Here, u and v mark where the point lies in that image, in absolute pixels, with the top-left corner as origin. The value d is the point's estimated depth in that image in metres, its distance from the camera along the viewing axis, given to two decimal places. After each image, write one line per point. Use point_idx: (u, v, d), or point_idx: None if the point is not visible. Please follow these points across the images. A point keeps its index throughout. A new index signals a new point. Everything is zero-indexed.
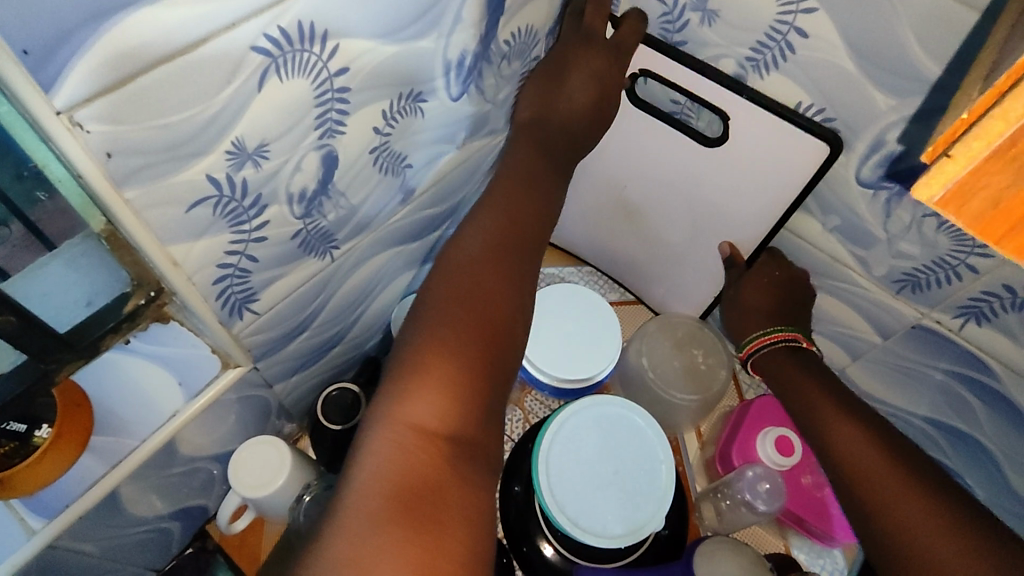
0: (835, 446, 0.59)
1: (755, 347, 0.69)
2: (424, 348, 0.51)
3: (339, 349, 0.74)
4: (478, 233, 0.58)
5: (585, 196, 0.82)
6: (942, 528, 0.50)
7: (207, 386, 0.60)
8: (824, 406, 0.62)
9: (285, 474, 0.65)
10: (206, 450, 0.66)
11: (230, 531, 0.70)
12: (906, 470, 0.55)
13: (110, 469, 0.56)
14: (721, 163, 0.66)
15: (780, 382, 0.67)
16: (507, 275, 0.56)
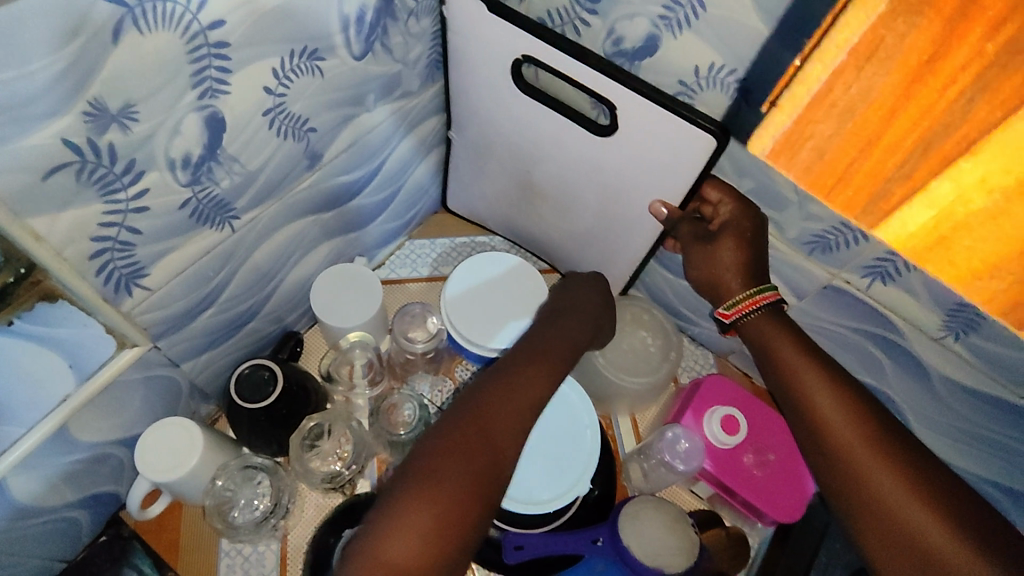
0: (806, 403, 0.57)
1: (747, 310, 0.62)
2: (435, 481, 0.50)
3: (254, 324, 0.71)
4: (529, 375, 0.60)
5: (487, 170, 0.80)
6: (903, 479, 0.50)
7: (102, 366, 0.56)
8: (802, 366, 0.58)
9: (197, 455, 0.62)
10: (109, 436, 0.62)
11: (144, 517, 0.67)
12: (869, 417, 0.54)
13: None
14: (615, 149, 0.65)
15: (761, 340, 0.62)
16: (517, 422, 0.57)
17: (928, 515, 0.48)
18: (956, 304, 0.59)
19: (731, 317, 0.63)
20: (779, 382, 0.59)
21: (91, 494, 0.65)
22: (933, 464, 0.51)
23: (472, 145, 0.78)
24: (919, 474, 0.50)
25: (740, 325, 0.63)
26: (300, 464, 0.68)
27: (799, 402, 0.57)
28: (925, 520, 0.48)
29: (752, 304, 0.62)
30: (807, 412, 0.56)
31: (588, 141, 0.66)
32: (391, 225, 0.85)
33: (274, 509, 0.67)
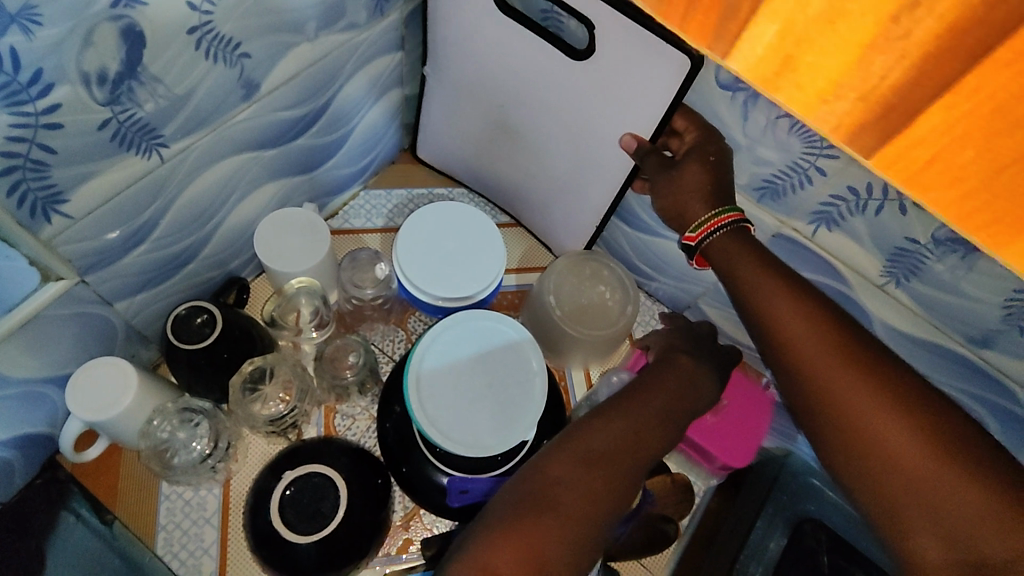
0: (768, 321, 0.55)
1: (711, 231, 0.60)
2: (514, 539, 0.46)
3: (195, 266, 0.69)
4: (627, 418, 0.54)
5: (460, 109, 0.79)
6: (863, 388, 0.49)
7: (24, 301, 0.54)
8: (771, 287, 0.56)
9: (131, 397, 0.61)
10: (38, 374, 0.60)
11: (81, 460, 0.66)
12: (831, 327, 0.53)
13: None
14: (589, 79, 0.63)
15: (727, 263, 0.60)
16: (619, 479, 0.51)
17: (888, 417, 0.48)
18: (898, 249, 0.60)
19: (695, 241, 0.62)
20: (741, 301, 0.58)
21: (23, 435, 0.63)
22: (892, 366, 0.51)
23: (449, 79, 0.76)
24: (881, 379, 0.50)
25: (704, 249, 0.62)
26: (240, 408, 0.67)
27: (761, 318, 0.56)
28: (882, 423, 0.48)
29: (718, 225, 0.61)
30: (772, 328, 0.55)
31: (560, 66, 0.65)
32: (344, 171, 0.83)
33: (214, 451, 0.66)
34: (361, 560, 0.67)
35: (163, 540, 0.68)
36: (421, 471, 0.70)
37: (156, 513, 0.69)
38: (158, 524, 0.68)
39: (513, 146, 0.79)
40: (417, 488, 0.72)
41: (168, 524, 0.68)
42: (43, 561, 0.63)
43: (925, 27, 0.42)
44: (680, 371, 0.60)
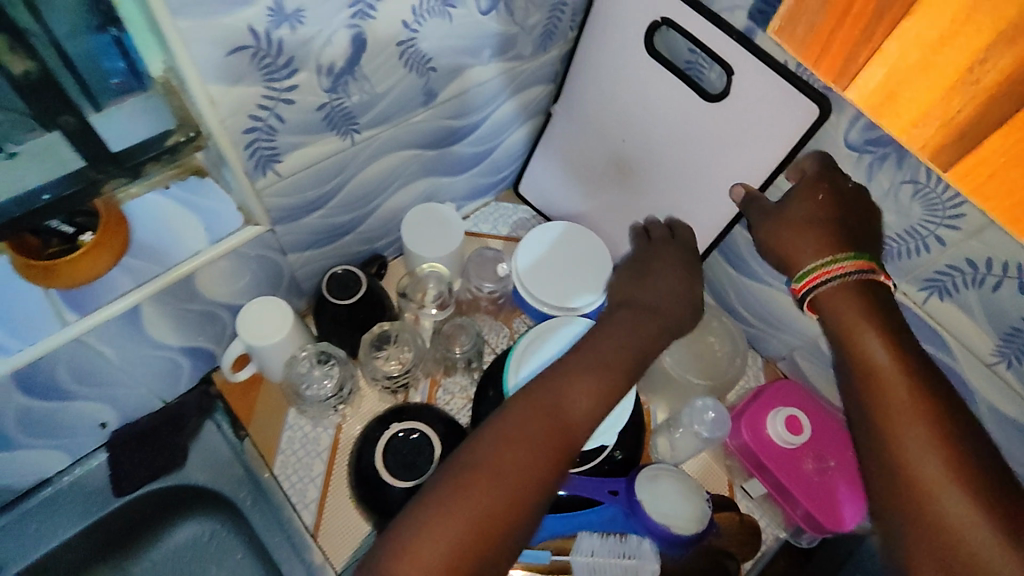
0: (863, 376, 0.53)
1: (818, 283, 0.58)
2: (453, 510, 0.52)
3: (350, 239, 0.82)
4: (544, 389, 0.59)
5: (583, 145, 0.87)
6: (946, 462, 0.47)
7: (229, 236, 0.66)
8: (868, 336, 0.54)
9: (287, 329, 0.73)
10: (221, 299, 0.72)
11: (233, 378, 0.78)
12: (935, 395, 0.50)
13: (135, 287, 0.62)
14: (717, 120, 0.70)
15: (838, 319, 0.56)
16: (546, 446, 0.56)
17: (964, 500, 0.45)
18: (1012, 327, 0.60)
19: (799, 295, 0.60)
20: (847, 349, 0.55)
21: (195, 348, 0.76)
22: (980, 448, 0.47)
23: (574, 116, 0.85)
24: (963, 458, 0.46)
25: (811, 300, 0.59)
26: (364, 363, 0.78)
27: (852, 367, 0.54)
28: (956, 503, 0.45)
29: (820, 279, 0.58)
30: (863, 373, 0.53)
31: (693, 113, 0.71)
32: (482, 181, 0.94)
33: (337, 395, 0.78)
34: None
35: (280, 462, 0.77)
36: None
37: (280, 437, 0.78)
38: (279, 447, 0.77)
39: (627, 193, 0.85)
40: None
41: (286, 449, 0.77)
42: (184, 456, 0.78)
43: (990, 78, 0.38)
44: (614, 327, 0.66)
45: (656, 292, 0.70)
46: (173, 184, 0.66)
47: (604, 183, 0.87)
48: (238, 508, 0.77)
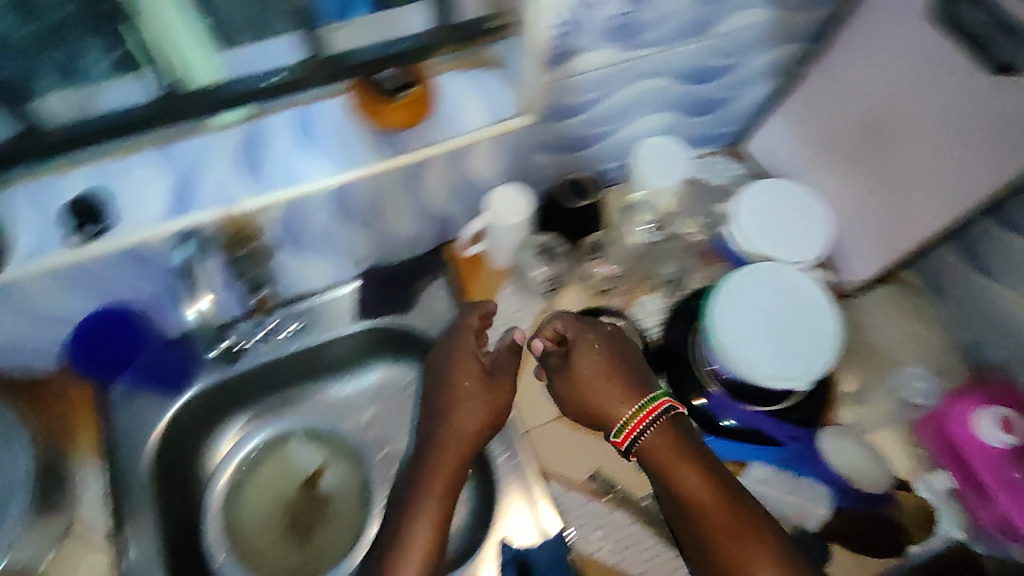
0: (676, 482, 0.69)
1: (636, 429, 0.72)
2: (419, 539, 0.70)
3: (585, 154, 0.89)
4: (451, 437, 0.75)
5: (836, 110, 0.86)
6: (754, 554, 0.64)
7: (503, 119, 0.75)
8: (670, 457, 0.70)
9: (526, 215, 0.83)
10: (480, 176, 0.82)
11: (463, 252, 0.90)
12: (718, 498, 0.68)
13: (427, 144, 0.74)
14: (994, 102, 0.66)
15: (655, 464, 0.71)
16: (461, 439, 0.75)
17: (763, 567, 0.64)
18: None
19: (624, 447, 0.73)
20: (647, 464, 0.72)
21: (442, 216, 0.87)
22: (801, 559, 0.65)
23: (831, 78, 0.85)
24: (773, 544, 0.65)
25: (633, 450, 0.73)
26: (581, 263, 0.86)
27: (663, 475, 0.71)
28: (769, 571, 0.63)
29: (643, 424, 0.72)
30: (680, 493, 0.69)
31: (946, 105, 0.71)
32: (709, 130, 0.97)
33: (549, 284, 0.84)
34: None
35: (490, 330, 0.88)
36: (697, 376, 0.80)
37: None
38: (492, 314, 0.88)
39: (860, 171, 0.85)
40: (680, 392, 0.82)
41: (496, 321, 0.88)
42: (412, 304, 0.90)
43: None
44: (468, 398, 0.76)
45: (598, 392, 0.74)
46: (470, 69, 0.76)
47: (840, 156, 0.88)
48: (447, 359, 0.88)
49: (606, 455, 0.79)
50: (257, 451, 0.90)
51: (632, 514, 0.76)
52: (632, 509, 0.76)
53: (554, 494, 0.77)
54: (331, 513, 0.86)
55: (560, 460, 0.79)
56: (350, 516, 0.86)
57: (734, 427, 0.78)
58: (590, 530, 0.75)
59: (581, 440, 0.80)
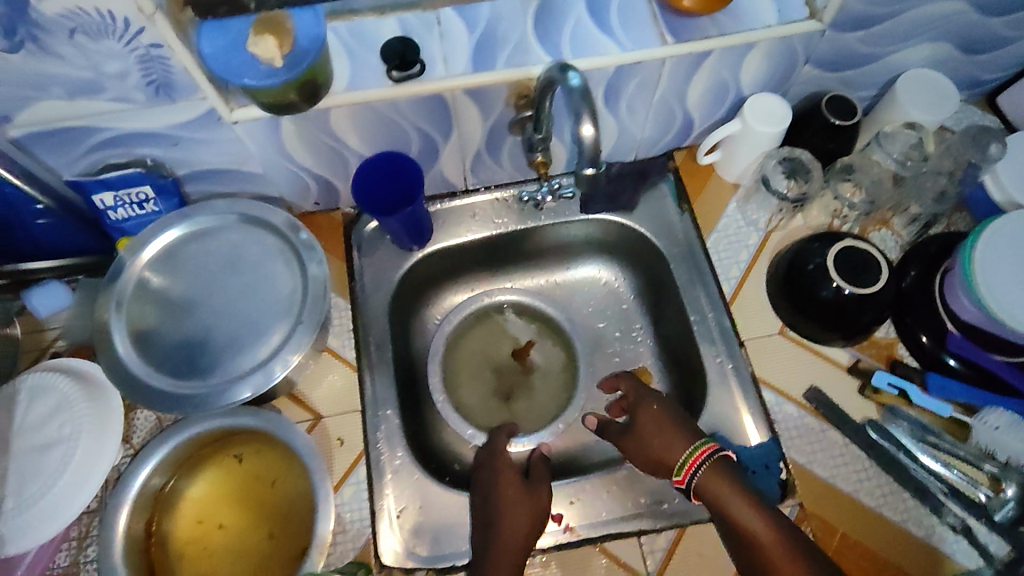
0: (737, 527, 0.67)
1: (693, 467, 0.71)
2: (507, 543, 0.70)
3: (848, 77, 0.85)
4: (513, 480, 0.76)
5: None
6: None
7: (794, 22, 0.75)
8: (736, 501, 0.68)
9: (785, 124, 0.81)
10: (744, 79, 0.82)
11: (701, 160, 0.90)
12: (789, 541, 0.65)
13: (717, 35, 0.74)
14: None
15: (715, 499, 0.69)
16: (529, 511, 0.73)
17: None
18: None
19: (684, 484, 0.72)
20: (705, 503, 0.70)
21: (688, 118, 0.87)
22: None
23: None
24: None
25: (695, 488, 0.72)
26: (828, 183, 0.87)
27: (728, 523, 0.68)
28: None
29: (698, 461, 0.71)
30: (741, 532, 0.67)
31: None
32: (978, 73, 0.90)
33: (795, 199, 0.86)
34: (838, 341, 0.81)
35: (714, 239, 0.89)
36: (935, 316, 0.79)
37: (719, 219, 0.90)
38: (718, 225, 0.89)
39: None
40: (908, 331, 0.81)
41: (722, 231, 0.89)
42: (636, 204, 0.92)
43: None
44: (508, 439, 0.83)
45: (664, 440, 0.75)
46: None
47: None
48: (666, 261, 0.90)
49: (824, 373, 0.80)
50: (469, 316, 0.96)
51: (847, 436, 0.77)
52: (851, 432, 0.77)
53: (769, 402, 0.80)
54: (534, 381, 0.95)
55: (779, 373, 0.81)
56: (553, 392, 0.94)
57: (954, 365, 0.78)
58: (804, 442, 0.77)
59: (803, 358, 0.81)
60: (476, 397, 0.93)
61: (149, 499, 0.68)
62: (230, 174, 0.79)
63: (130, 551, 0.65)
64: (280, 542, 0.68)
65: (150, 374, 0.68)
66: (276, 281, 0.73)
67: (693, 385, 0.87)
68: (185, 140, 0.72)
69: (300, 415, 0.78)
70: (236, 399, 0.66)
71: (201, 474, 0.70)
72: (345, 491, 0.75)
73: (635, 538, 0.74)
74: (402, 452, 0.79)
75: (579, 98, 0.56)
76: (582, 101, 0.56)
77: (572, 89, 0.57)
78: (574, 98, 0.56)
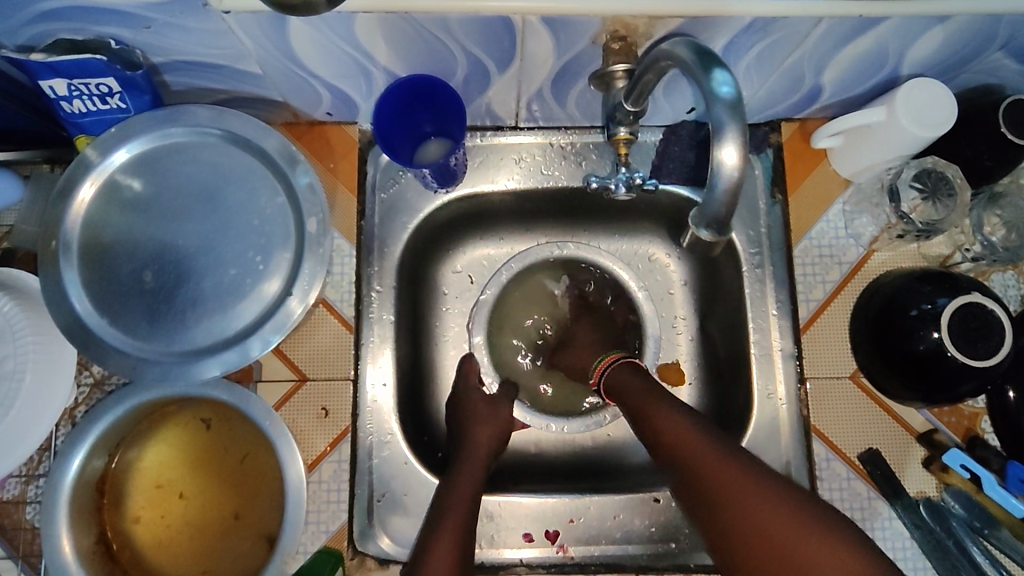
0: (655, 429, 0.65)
1: (601, 370, 0.74)
2: (452, 515, 0.62)
3: None
4: (466, 476, 0.66)
5: None
6: (798, 527, 0.54)
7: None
8: (650, 404, 0.67)
9: (947, 129, 0.63)
10: (909, 52, 0.61)
11: (814, 143, 0.71)
12: (738, 462, 0.60)
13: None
14: None
15: (624, 393, 0.71)
16: (489, 442, 0.70)
17: (755, 495, 0.57)
18: None
19: (597, 384, 0.76)
20: (641, 423, 0.67)
21: (816, 87, 0.67)
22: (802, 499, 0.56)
23: None
24: (810, 515, 0.55)
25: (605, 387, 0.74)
26: (971, 211, 0.71)
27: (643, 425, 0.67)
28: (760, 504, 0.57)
29: (606, 365, 0.74)
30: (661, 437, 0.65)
31: None
32: None
33: (921, 228, 0.69)
34: (916, 402, 0.68)
35: (804, 247, 0.72)
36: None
37: (815, 224, 0.73)
38: (812, 231, 0.73)
39: None
40: (1003, 408, 0.68)
41: (815, 238, 0.72)
42: None
43: None
44: (481, 421, 0.71)
45: (588, 354, 0.79)
46: None
47: None
48: (738, 261, 0.74)
49: (884, 436, 0.70)
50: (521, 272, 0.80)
51: (894, 509, 0.68)
52: (900, 506, 0.67)
53: (816, 455, 0.69)
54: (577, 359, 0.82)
55: (836, 424, 0.70)
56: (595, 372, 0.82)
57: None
58: (847, 507, 0.68)
59: (868, 413, 0.70)
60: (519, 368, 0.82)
61: (98, 470, 0.60)
62: (221, 69, 0.62)
63: (79, 522, 0.58)
64: (243, 525, 0.61)
65: (105, 325, 0.56)
66: (258, 221, 0.58)
67: (732, 408, 0.75)
68: (159, 24, 0.54)
69: (284, 373, 0.69)
70: (203, 378, 0.55)
71: (155, 440, 0.62)
72: (323, 468, 0.67)
73: (632, 573, 0.66)
74: (390, 440, 0.70)
75: (730, 117, 0.39)
76: (735, 121, 0.39)
77: (717, 100, 0.39)
78: (724, 117, 0.39)
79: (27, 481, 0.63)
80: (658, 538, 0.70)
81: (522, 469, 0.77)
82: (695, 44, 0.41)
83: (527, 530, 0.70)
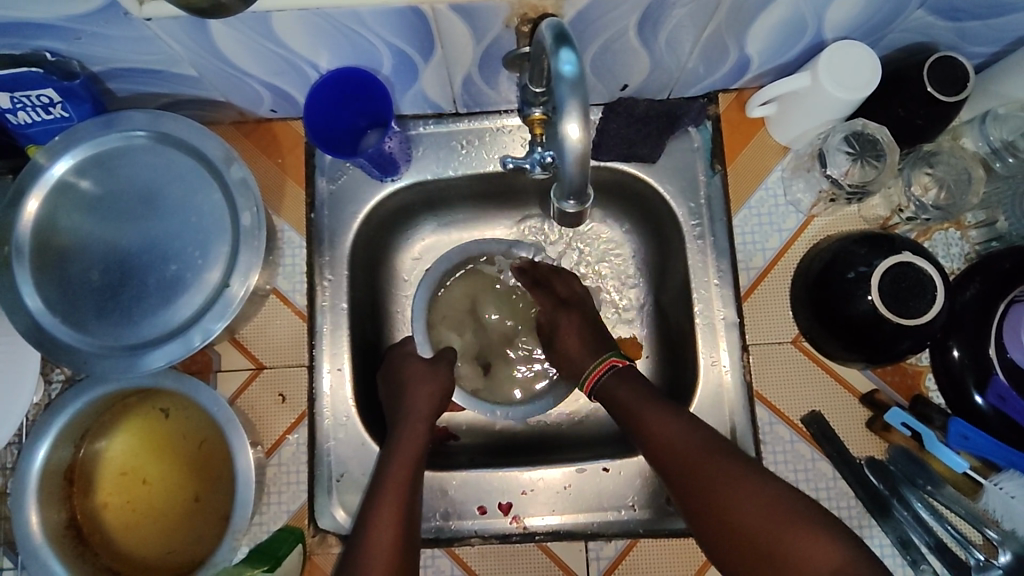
0: (640, 425, 0.64)
1: (596, 377, 0.71)
2: (389, 499, 0.62)
3: (974, 29, 0.63)
4: (408, 442, 0.67)
5: None
6: (786, 520, 0.54)
7: None
8: (642, 407, 0.65)
9: (870, 93, 0.63)
10: (831, 17, 0.61)
11: (748, 113, 0.72)
12: (740, 472, 0.58)
13: None
14: None
15: (615, 404, 0.68)
16: (425, 422, 0.70)
17: (748, 503, 0.56)
18: None
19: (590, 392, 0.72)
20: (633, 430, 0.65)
21: (746, 56, 0.67)
22: (794, 504, 0.55)
23: None
24: (798, 512, 0.55)
25: (598, 392, 0.71)
26: (902, 171, 0.71)
27: (637, 433, 0.64)
28: (749, 511, 0.56)
29: (601, 371, 0.71)
30: (641, 436, 0.64)
31: None
32: None
33: (852, 191, 0.70)
34: (859, 363, 0.69)
35: (743, 217, 0.74)
36: (980, 352, 0.66)
37: (753, 193, 0.74)
38: (749, 202, 0.74)
39: None
40: (945, 365, 0.69)
41: (754, 207, 0.74)
42: (659, 156, 0.75)
43: None
44: (420, 380, 0.72)
45: (580, 352, 0.75)
46: None
47: None
48: (680, 233, 0.75)
49: (827, 398, 0.71)
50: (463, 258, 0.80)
51: (837, 469, 0.70)
52: (842, 467, 0.69)
53: (759, 419, 0.71)
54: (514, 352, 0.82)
55: (779, 386, 0.72)
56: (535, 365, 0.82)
57: (980, 409, 0.67)
58: (790, 468, 0.70)
59: (811, 376, 0.72)
60: (458, 349, 0.82)
61: (65, 460, 0.63)
62: (160, 74, 0.64)
63: (49, 506, 0.62)
64: (204, 507, 0.65)
65: (58, 323, 0.59)
66: (195, 220, 0.61)
67: (681, 377, 0.76)
68: (87, 35, 0.56)
69: (242, 362, 0.73)
70: (150, 368, 0.58)
71: (119, 431, 0.66)
72: (282, 451, 0.72)
73: (582, 542, 0.71)
74: (346, 423, 0.73)
75: (572, 93, 0.42)
76: (576, 96, 0.42)
77: (562, 77, 0.42)
78: (565, 95, 0.42)
79: (6, 475, 0.66)
80: (608, 507, 0.72)
81: (481, 446, 0.79)
82: (556, 27, 0.44)
83: (480, 503, 0.72)
